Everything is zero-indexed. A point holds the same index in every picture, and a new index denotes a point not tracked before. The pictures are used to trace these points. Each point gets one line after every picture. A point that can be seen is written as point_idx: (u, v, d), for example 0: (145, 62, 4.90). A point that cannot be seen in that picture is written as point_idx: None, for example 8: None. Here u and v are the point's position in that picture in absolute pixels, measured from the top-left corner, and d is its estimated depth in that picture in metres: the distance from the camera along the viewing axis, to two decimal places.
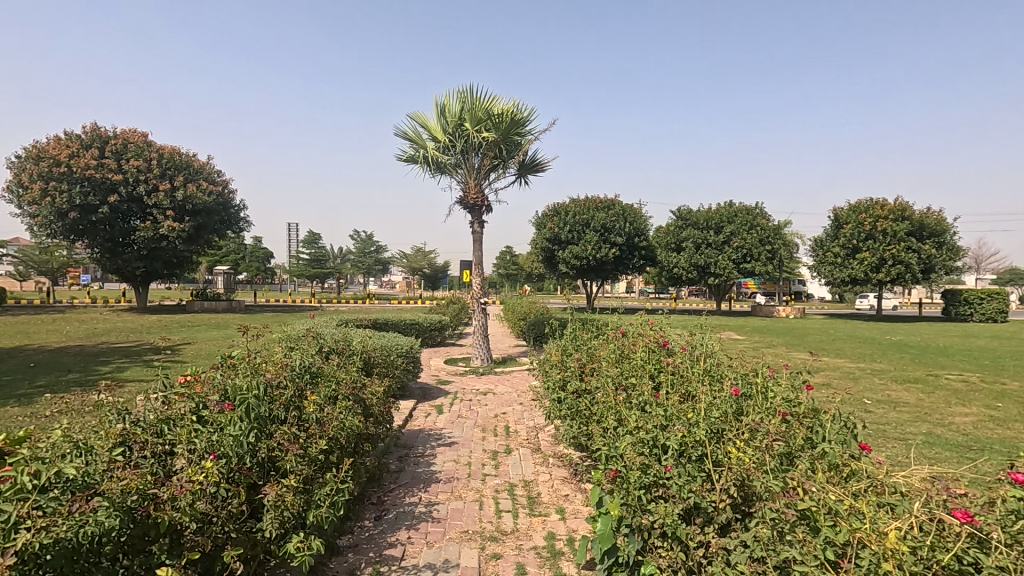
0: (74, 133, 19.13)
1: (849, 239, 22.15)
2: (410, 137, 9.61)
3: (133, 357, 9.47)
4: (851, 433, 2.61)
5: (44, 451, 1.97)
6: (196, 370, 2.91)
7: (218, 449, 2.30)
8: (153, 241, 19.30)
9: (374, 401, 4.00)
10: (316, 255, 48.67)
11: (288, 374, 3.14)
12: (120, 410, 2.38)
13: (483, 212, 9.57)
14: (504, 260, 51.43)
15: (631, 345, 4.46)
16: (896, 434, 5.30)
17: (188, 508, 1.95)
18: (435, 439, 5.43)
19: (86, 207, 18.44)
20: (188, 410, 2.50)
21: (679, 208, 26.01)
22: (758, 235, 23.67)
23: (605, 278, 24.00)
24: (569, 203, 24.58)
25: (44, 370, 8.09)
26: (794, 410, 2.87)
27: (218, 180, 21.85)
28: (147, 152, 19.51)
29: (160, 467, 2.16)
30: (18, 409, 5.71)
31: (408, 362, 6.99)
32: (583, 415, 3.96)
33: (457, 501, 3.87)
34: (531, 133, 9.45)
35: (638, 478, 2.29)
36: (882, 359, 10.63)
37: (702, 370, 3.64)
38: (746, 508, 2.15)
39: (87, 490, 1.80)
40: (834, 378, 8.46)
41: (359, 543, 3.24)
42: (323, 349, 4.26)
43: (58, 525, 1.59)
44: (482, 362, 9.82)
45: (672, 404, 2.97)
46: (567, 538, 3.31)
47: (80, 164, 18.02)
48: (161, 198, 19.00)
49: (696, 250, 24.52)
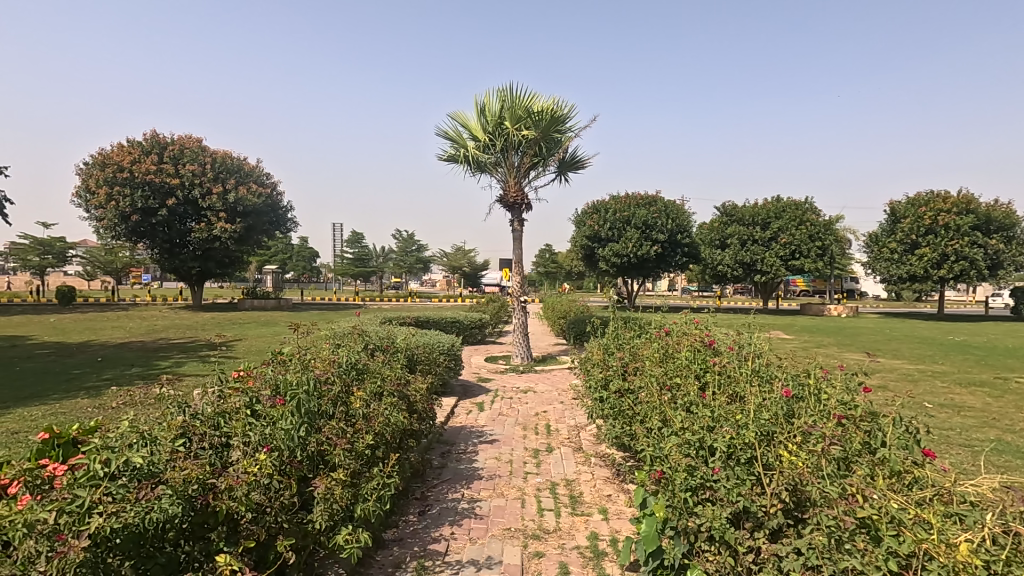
0: (135, 140, 20.22)
1: (908, 234, 21.05)
2: (450, 136, 9.68)
3: (190, 353, 9.90)
4: (913, 438, 2.49)
5: (113, 440, 2.08)
6: (248, 366, 3.03)
7: (271, 442, 2.38)
8: (207, 242, 20.19)
9: (418, 398, 4.06)
10: (360, 254, 50.25)
11: (335, 371, 3.22)
12: (179, 402, 2.49)
13: (522, 211, 9.58)
14: (544, 257, 51.74)
15: (675, 344, 4.37)
16: (961, 440, 5.00)
17: (244, 498, 2.05)
18: (477, 436, 5.47)
19: (146, 210, 19.45)
20: (243, 405, 2.60)
21: (723, 204, 25.31)
22: (808, 230, 22.78)
23: (647, 275, 23.64)
24: (609, 200, 24.34)
25: (108, 365, 8.57)
26: (850, 413, 2.73)
27: (267, 182, 22.70)
28: (201, 157, 20.43)
29: (217, 458, 2.27)
30: (88, 400, 6.07)
31: (449, 360, 7.04)
32: (626, 415, 3.92)
33: (499, 498, 3.89)
34: (571, 130, 9.39)
35: (684, 480, 2.25)
36: (944, 360, 10.06)
37: (750, 370, 3.53)
38: (800, 514, 2.05)
39: (152, 478, 1.90)
40: (889, 380, 8.06)
41: (404, 537, 3.29)
42: (369, 346, 4.37)
43: (126, 511, 1.68)
44: (522, 360, 9.77)
45: (719, 406, 2.90)
46: (610, 539, 3.28)
47: (141, 169, 19.04)
48: (214, 200, 19.90)
49: (741, 247, 23.76)
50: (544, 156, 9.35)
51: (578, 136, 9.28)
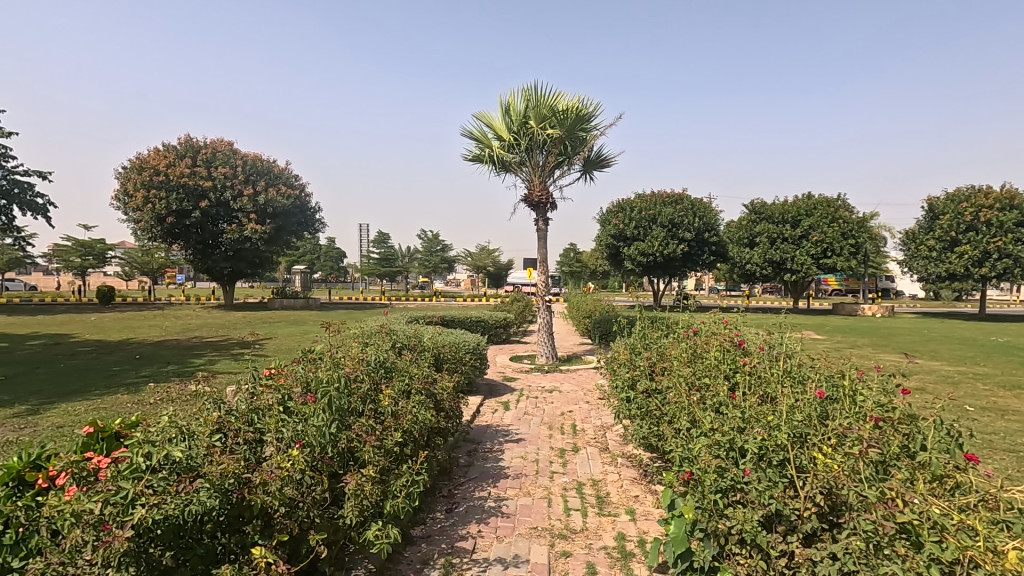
0: (170, 144, 20.85)
1: (947, 230, 20.31)
2: (475, 136, 9.72)
3: (223, 351, 10.17)
4: (955, 442, 2.41)
5: (154, 434, 2.15)
6: (279, 364, 3.10)
7: (303, 438, 2.44)
8: (238, 242, 20.69)
9: (445, 396, 4.09)
10: (386, 254, 50.84)
11: (364, 369, 3.28)
12: (215, 399, 2.56)
13: (547, 210, 9.57)
14: (569, 257, 51.56)
15: (704, 344, 4.31)
16: (1006, 446, 4.81)
17: (277, 493, 2.10)
18: (503, 435, 5.49)
19: (180, 212, 20.02)
20: (275, 402, 2.66)
21: (752, 202, 24.89)
22: (840, 228, 22.14)
23: (673, 274, 23.35)
24: (634, 199, 24.16)
25: (145, 362, 8.85)
26: (887, 415, 2.65)
27: (295, 184, 23.15)
28: (232, 160, 20.95)
29: (251, 453, 2.32)
30: (127, 396, 6.29)
31: (475, 359, 7.07)
32: (654, 415, 3.88)
33: (525, 497, 3.89)
34: (597, 128, 9.33)
35: (714, 481, 2.22)
36: (987, 362, 9.68)
37: (782, 371, 3.46)
38: (834, 518, 2.01)
39: (190, 472, 1.95)
40: (928, 382, 7.79)
41: (431, 535, 3.32)
42: (396, 345, 4.42)
43: (167, 503, 1.73)
44: (546, 360, 9.75)
45: (750, 406, 2.85)
46: (637, 540, 3.25)
47: (176, 172, 19.62)
48: (245, 202, 20.38)
49: (771, 246, 23.28)
50: (569, 154, 9.31)
51: (603, 134, 9.22)
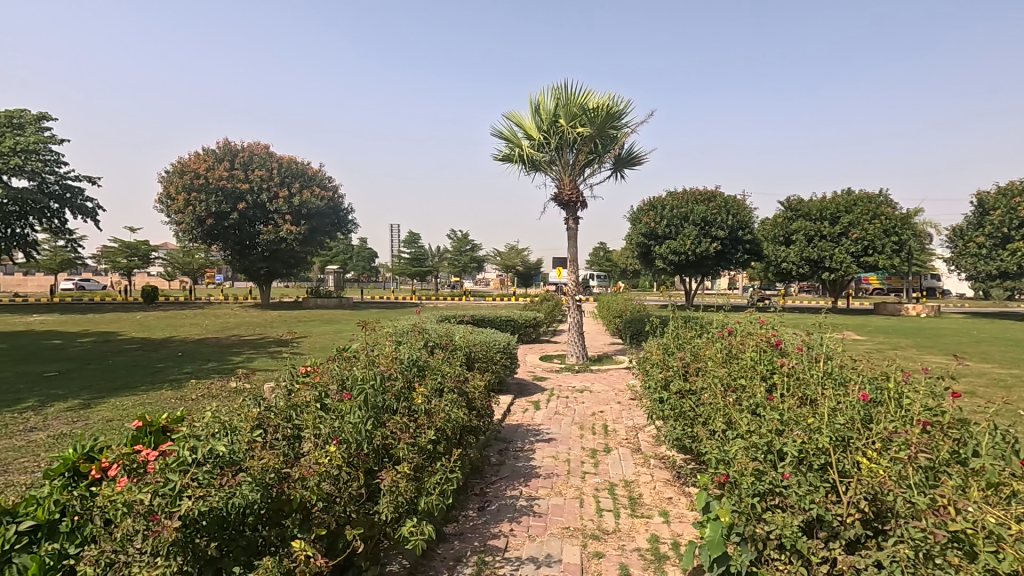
0: (209, 148, 21.53)
1: (999, 226, 19.35)
2: (506, 136, 9.73)
3: (260, 350, 10.44)
4: (1010, 448, 2.30)
5: (199, 429, 2.23)
6: (315, 362, 3.17)
7: (339, 434, 2.48)
8: (274, 243, 21.24)
9: (476, 395, 4.11)
10: (416, 254, 51.38)
11: (398, 367, 3.32)
12: (255, 396, 2.64)
13: (577, 209, 9.52)
14: (599, 256, 51.17)
15: (740, 344, 4.22)
16: None
17: (315, 487, 2.15)
18: (534, 435, 5.49)
19: (219, 214, 20.65)
20: (313, 398, 2.72)
21: (788, 199, 24.25)
22: (882, 225, 21.41)
23: (706, 273, 22.92)
24: (666, 197, 23.83)
25: (188, 360, 9.18)
26: (936, 419, 2.54)
27: (329, 185, 23.62)
28: (269, 163, 21.52)
29: (290, 448, 2.38)
30: (171, 391, 6.53)
31: (506, 358, 7.09)
32: (688, 417, 3.82)
33: (557, 497, 3.89)
34: (628, 125, 9.23)
35: (752, 485, 2.17)
36: None
37: (822, 372, 3.36)
38: (879, 525, 1.94)
39: (233, 466, 2.02)
40: (979, 385, 7.44)
41: (464, 532, 3.34)
42: (429, 344, 4.47)
43: (212, 495, 1.79)
44: (577, 359, 9.70)
45: (789, 409, 2.77)
46: (671, 542, 3.20)
47: (215, 175, 20.25)
48: (281, 204, 20.91)
49: (808, 243, 22.62)
50: (599, 153, 9.24)
51: (634, 131, 9.11)
